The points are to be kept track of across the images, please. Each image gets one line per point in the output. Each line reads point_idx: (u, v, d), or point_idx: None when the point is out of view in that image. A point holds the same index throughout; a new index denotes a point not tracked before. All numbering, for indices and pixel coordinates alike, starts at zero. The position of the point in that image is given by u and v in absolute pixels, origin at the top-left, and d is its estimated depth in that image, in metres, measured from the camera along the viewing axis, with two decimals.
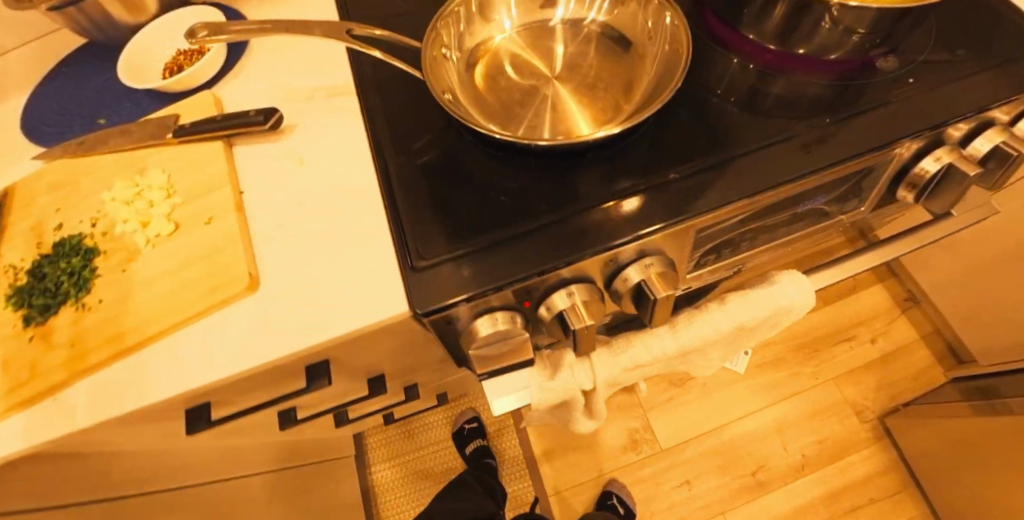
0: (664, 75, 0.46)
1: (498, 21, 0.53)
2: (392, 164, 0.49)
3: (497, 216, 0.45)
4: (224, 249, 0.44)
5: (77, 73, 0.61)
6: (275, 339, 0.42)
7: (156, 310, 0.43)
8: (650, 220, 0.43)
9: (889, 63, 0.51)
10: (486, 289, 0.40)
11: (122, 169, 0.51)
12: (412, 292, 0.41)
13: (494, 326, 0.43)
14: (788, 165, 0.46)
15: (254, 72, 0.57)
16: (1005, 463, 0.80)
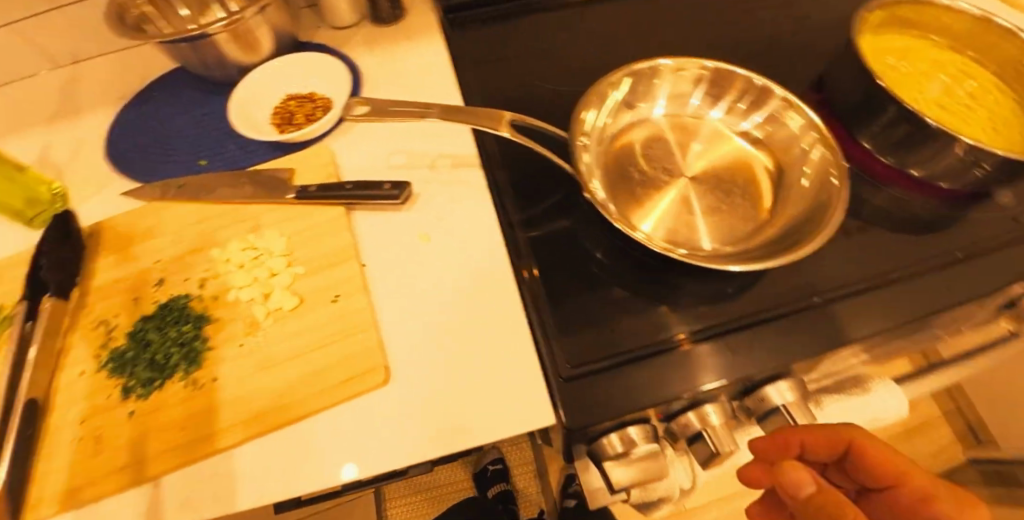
0: (814, 195, 0.45)
1: (648, 105, 0.53)
2: (522, 248, 0.46)
3: (640, 323, 0.43)
4: (355, 334, 0.41)
5: (173, 107, 0.59)
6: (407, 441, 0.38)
7: (277, 398, 0.39)
8: (801, 347, 0.41)
9: (1007, 198, 0.51)
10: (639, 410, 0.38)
11: (233, 226, 0.48)
12: (557, 403, 0.38)
13: (625, 444, 0.39)
14: (932, 297, 0.44)
15: (370, 131, 0.55)
16: None
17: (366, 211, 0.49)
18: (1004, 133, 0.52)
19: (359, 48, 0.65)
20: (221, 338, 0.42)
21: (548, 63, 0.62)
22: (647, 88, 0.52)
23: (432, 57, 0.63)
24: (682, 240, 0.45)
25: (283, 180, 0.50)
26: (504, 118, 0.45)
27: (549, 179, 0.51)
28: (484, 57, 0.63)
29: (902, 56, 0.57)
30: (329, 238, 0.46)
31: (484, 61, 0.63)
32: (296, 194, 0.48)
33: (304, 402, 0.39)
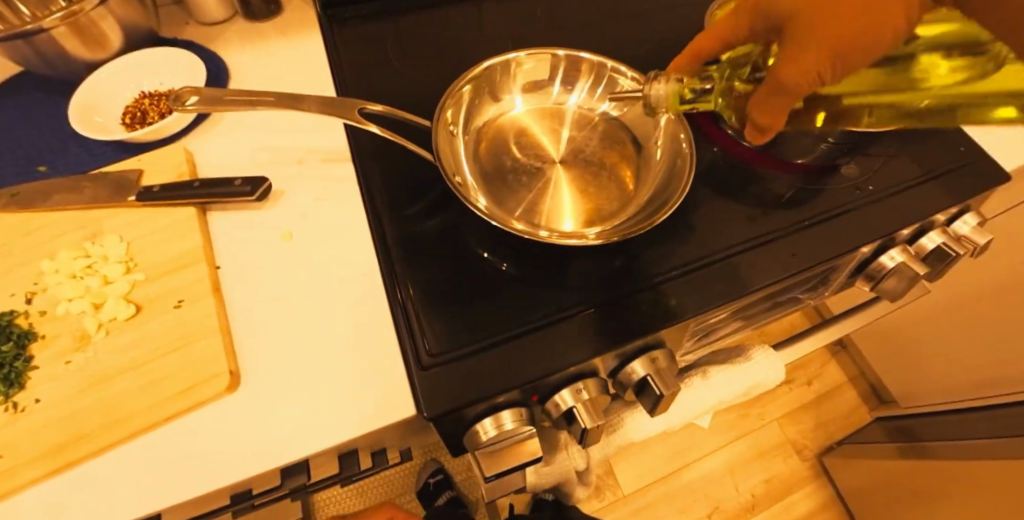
0: (669, 166, 0.50)
1: (509, 99, 0.55)
2: (385, 225, 0.47)
3: (481, 305, 0.44)
4: (199, 340, 0.39)
5: (7, 104, 0.52)
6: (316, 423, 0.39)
7: (108, 415, 0.37)
8: (580, 380, 0.44)
9: (853, 170, 0.57)
10: (708, 308, 0.46)
11: (68, 232, 0.44)
12: (550, 343, 0.43)
13: (590, 417, 0.44)
14: (773, 269, 0.50)
15: (226, 127, 0.51)
16: (944, 497, 0.84)
17: (224, 210, 0.47)
18: None
19: (229, 41, 0.59)
20: (49, 355, 0.39)
21: (437, 57, 0.60)
22: (510, 78, 0.54)
23: (312, 52, 0.60)
24: (567, 233, 0.46)
25: (134, 176, 0.46)
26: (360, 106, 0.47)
27: (421, 189, 0.50)
28: (366, 53, 0.59)
29: None
30: (171, 241, 0.44)
31: (357, 51, 0.60)
32: (136, 196, 0.44)
33: (143, 415, 0.37)
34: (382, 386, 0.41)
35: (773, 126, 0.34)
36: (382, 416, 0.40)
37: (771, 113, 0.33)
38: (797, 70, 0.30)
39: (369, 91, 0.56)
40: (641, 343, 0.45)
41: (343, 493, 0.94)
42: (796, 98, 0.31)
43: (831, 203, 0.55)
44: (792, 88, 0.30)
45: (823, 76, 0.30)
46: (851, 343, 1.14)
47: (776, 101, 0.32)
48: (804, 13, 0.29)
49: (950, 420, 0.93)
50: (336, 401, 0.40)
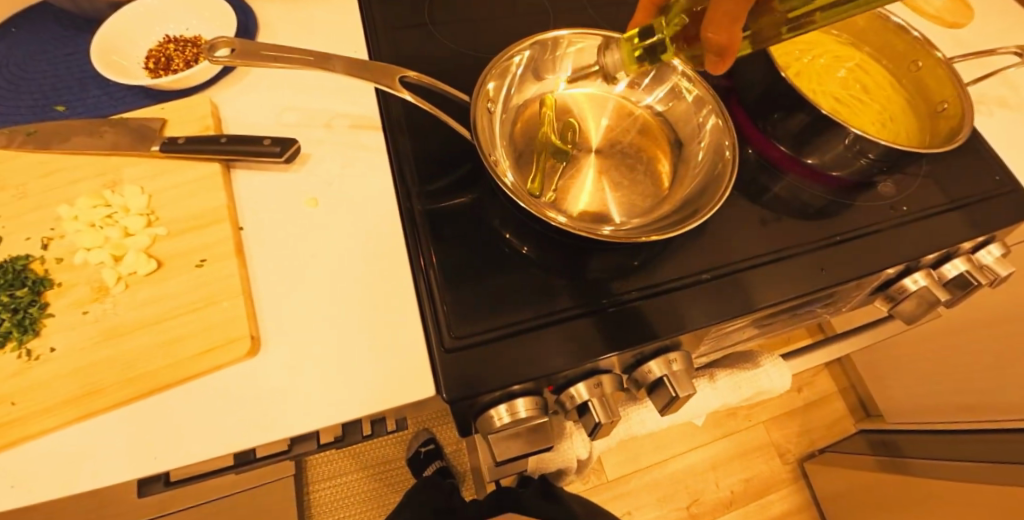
0: (709, 168, 0.48)
1: (552, 80, 0.53)
2: (414, 200, 0.46)
3: (507, 291, 0.44)
4: (218, 303, 0.38)
5: (27, 35, 0.49)
6: (332, 398, 0.38)
7: (124, 370, 0.36)
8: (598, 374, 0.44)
9: (887, 189, 0.56)
10: (732, 317, 0.46)
11: (87, 178, 0.42)
12: (573, 337, 0.42)
13: (606, 413, 0.43)
14: (797, 282, 0.49)
15: (255, 82, 0.49)
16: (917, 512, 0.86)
17: (249, 169, 0.45)
18: (893, 129, 0.56)
19: None
20: (65, 304, 0.38)
21: (476, 28, 0.58)
22: (559, 55, 0.52)
23: (345, 10, 0.57)
24: (583, 225, 0.45)
25: (158, 125, 0.45)
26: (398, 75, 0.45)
27: (453, 166, 0.48)
28: (401, 16, 0.57)
29: (810, 48, 0.60)
30: (196, 198, 0.42)
31: (392, 13, 0.57)
32: (160, 146, 0.43)
33: (159, 374, 0.36)
34: (403, 365, 0.40)
35: (731, 44, 0.36)
36: (400, 394, 0.39)
37: (726, 26, 0.36)
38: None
39: (403, 58, 0.54)
40: (663, 344, 0.45)
41: (334, 454, 0.96)
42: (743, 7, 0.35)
43: (861, 220, 0.55)
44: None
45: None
46: (848, 357, 1.15)
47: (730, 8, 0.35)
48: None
49: (933, 440, 0.95)
50: (354, 376, 0.39)
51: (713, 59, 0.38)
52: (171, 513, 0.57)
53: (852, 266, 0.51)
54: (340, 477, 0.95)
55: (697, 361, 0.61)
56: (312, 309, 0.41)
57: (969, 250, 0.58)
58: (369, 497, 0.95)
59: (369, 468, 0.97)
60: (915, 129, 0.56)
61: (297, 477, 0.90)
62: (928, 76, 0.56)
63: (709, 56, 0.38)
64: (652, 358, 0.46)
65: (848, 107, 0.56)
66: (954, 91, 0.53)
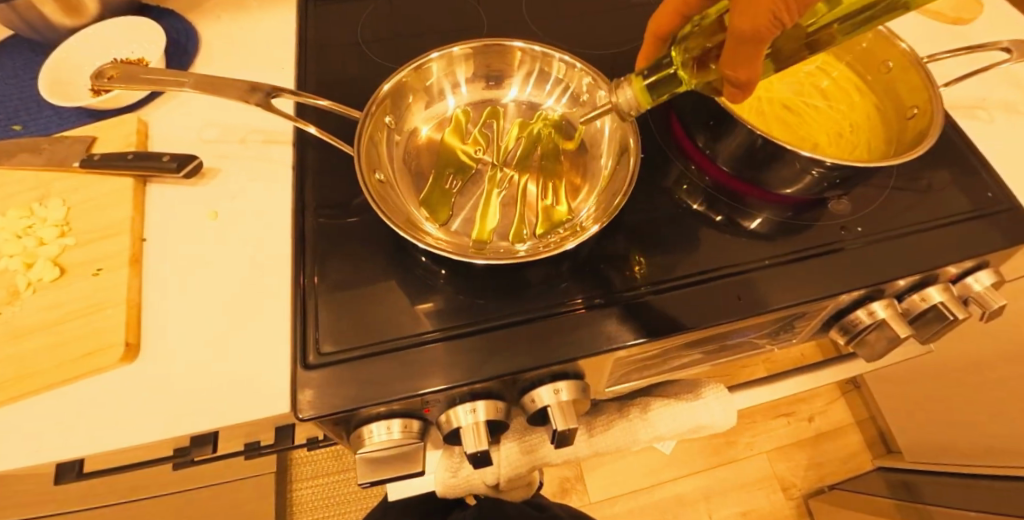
0: (611, 181, 0.46)
1: (443, 100, 0.52)
2: (310, 214, 0.47)
3: (388, 307, 0.43)
4: (103, 310, 0.41)
5: (4, 64, 0.55)
6: (202, 404, 0.40)
7: (20, 368, 0.40)
8: (477, 395, 0.42)
9: (842, 207, 0.51)
10: (631, 344, 0.42)
11: (24, 192, 0.47)
12: (450, 356, 0.41)
13: (479, 439, 0.41)
14: (716, 309, 0.45)
15: (181, 101, 0.53)
16: None
17: (162, 184, 0.48)
18: (853, 141, 0.50)
19: (207, 11, 0.60)
20: None
21: (406, 42, 0.59)
22: (436, 80, 0.51)
23: (283, 30, 0.60)
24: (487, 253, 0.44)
25: (85, 143, 0.48)
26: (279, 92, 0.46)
27: (355, 181, 0.49)
28: (334, 34, 0.59)
29: None
30: (108, 210, 0.45)
31: (326, 31, 0.59)
32: (80, 162, 0.46)
33: (47, 374, 0.40)
34: (275, 375, 0.41)
35: (753, 80, 0.34)
36: (266, 404, 0.40)
37: (742, 65, 0.32)
38: (748, 18, 0.30)
39: (327, 74, 0.56)
40: (549, 372, 0.42)
41: (316, 453, 1.00)
42: (763, 46, 0.31)
43: (810, 242, 0.49)
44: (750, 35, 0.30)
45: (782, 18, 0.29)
46: (867, 384, 1.04)
47: (746, 51, 0.31)
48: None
49: (961, 486, 0.83)
50: (226, 385, 0.40)
51: (732, 91, 0.35)
52: (118, 499, 0.61)
53: (792, 292, 0.46)
54: (320, 478, 0.99)
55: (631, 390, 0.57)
56: (198, 318, 0.43)
57: (952, 277, 0.50)
58: (345, 498, 0.98)
59: (346, 469, 1.00)
60: (880, 138, 0.50)
61: (278, 475, 0.95)
62: (900, 79, 0.50)
63: (730, 90, 0.35)
64: (540, 384, 0.43)
65: (798, 119, 0.50)
66: (926, 97, 0.47)
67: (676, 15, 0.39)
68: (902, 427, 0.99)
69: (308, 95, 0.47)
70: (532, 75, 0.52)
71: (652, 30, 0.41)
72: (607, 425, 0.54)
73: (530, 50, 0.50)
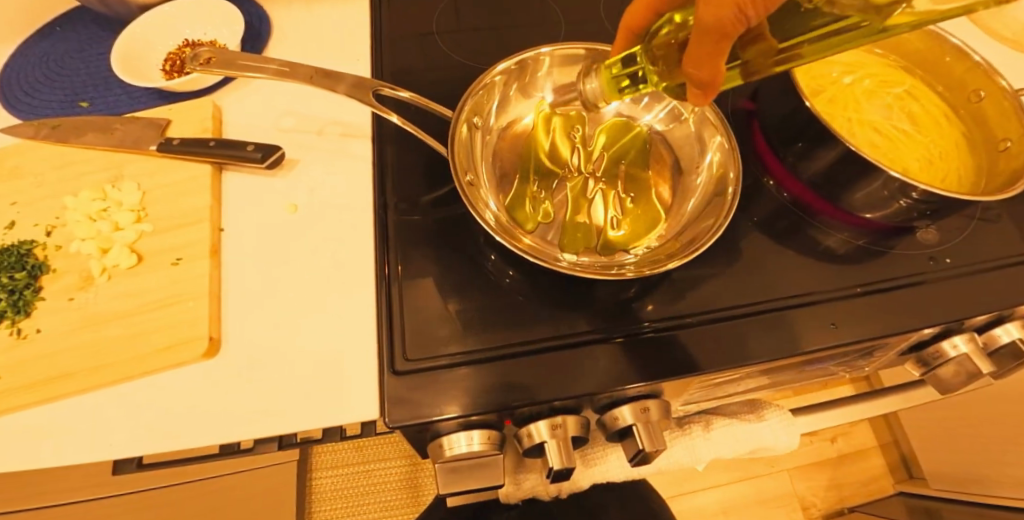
0: (705, 198, 0.46)
1: (539, 97, 0.51)
2: (392, 213, 0.46)
3: (474, 314, 0.42)
4: (184, 302, 0.40)
5: (71, 37, 0.54)
6: (284, 405, 0.38)
7: (96, 358, 0.38)
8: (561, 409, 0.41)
9: (928, 238, 0.50)
10: (721, 367, 0.42)
11: (95, 172, 0.45)
12: (539, 369, 0.40)
13: (563, 457, 0.40)
14: (803, 335, 0.44)
15: (256, 87, 0.51)
16: None
17: (239, 171, 0.46)
18: (944, 169, 0.49)
19: None
20: (55, 289, 0.41)
21: (482, 39, 0.57)
22: (537, 77, 0.51)
23: (355, 19, 0.58)
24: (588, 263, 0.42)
25: (159, 126, 0.47)
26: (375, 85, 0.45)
27: (436, 182, 0.48)
28: (409, 26, 0.57)
29: (852, 67, 0.54)
30: (184, 198, 0.44)
31: (400, 22, 0.58)
32: (158, 145, 0.45)
33: (124, 366, 0.38)
34: (358, 379, 0.40)
35: (714, 80, 0.33)
36: (350, 409, 0.39)
37: (706, 63, 0.31)
38: (713, 9, 0.29)
39: (403, 68, 0.54)
40: (637, 390, 0.41)
41: (338, 445, 0.98)
42: (726, 42, 0.30)
43: (894, 271, 0.49)
44: (712, 26, 0.29)
45: (745, 11, 0.29)
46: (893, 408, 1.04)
47: (709, 48, 0.31)
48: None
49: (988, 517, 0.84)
50: (308, 386, 0.39)
51: (696, 92, 0.34)
52: (156, 489, 0.60)
53: (877, 322, 0.45)
54: (341, 468, 0.98)
55: (692, 406, 0.56)
56: (278, 314, 0.42)
57: None
58: (365, 492, 0.96)
59: (366, 464, 0.99)
60: (973, 170, 0.49)
61: (301, 463, 0.93)
62: (992, 109, 0.49)
63: (691, 88, 0.34)
64: (626, 402, 0.43)
65: (889, 141, 0.49)
66: (1023, 129, 0.47)
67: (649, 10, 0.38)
68: (925, 453, 0.99)
69: (392, 86, 0.46)
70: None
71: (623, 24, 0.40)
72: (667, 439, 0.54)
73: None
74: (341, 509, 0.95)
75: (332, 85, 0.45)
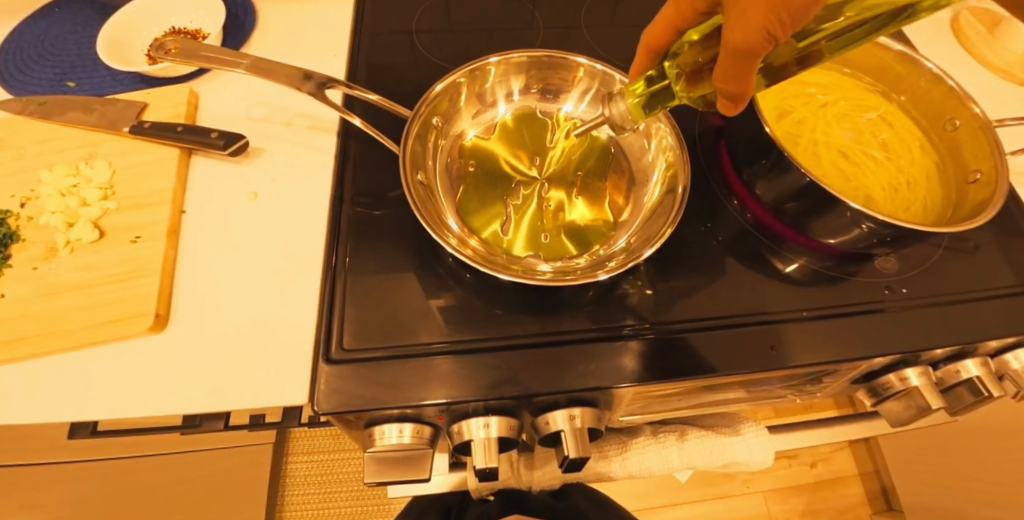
0: (655, 211, 0.46)
1: (495, 105, 0.53)
2: (347, 207, 0.47)
3: (416, 309, 0.43)
4: (138, 278, 0.42)
5: (68, 19, 0.56)
6: (220, 383, 0.40)
7: (51, 325, 0.40)
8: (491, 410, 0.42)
9: (887, 266, 0.49)
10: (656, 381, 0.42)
11: (72, 149, 0.48)
12: (469, 369, 0.41)
13: (488, 458, 0.41)
14: (744, 354, 0.44)
15: (234, 77, 0.53)
16: None
17: (207, 157, 0.48)
18: (910, 197, 0.48)
19: None
20: (21, 257, 0.43)
21: (459, 41, 0.58)
22: (490, 85, 0.52)
23: (339, 15, 0.60)
24: (527, 266, 0.43)
25: (136, 108, 0.49)
26: (338, 84, 0.46)
27: (395, 178, 0.49)
28: (390, 24, 0.59)
29: (825, 89, 0.53)
30: (151, 179, 0.46)
31: (382, 19, 0.59)
32: (131, 127, 0.47)
33: (75, 334, 0.40)
34: (293, 366, 0.41)
35: (742, 92, 0.33)
36: (283, 393, 0.40)
37: (732, 79, 0.32)
38: (741, 30, 0.29)
39: (379, 65, 0.55)
40: (568, 397, 0.42)
41: (316, 431, 1.01)
42: (756, 61, 0.30)
43: (849, 298, 0.48)
44: (739, 47, 0.30)
45: (774, 33, 0.29)
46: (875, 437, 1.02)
47: (739, 64, 0.31)
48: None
49: None
50: (246, 365, 0.41)
51: (725, 103, 0.34)
52: (123, 456, 0.62)
53: (825, 347, 0.45)
54: (316, 453, 1.00)
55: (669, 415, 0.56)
56: (227, 295, 0.43)
57: (991, 352, 0.49)
58: (338, 479, 0.99)
59: (341, 452, 1.00)
60: (938, 199, 0.48)
61: (277, 446, 0.96)
62: (964, 138, 0.48)
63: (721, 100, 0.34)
64: (558, 408, 0.43)
65: (853, 167, 0.49)
66: (991, 161, 0.45)
67: (668, 28, 0.37)
68: (905, 485, 0.97)
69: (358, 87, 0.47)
70: (589, 92, 0.52)
71: (645, 41, 0.39)
72: (639, 449, 0.53)
73: (592, 67, 0.51)
74: (313, 494, 0.97)
75: (299, 81, 0.46)
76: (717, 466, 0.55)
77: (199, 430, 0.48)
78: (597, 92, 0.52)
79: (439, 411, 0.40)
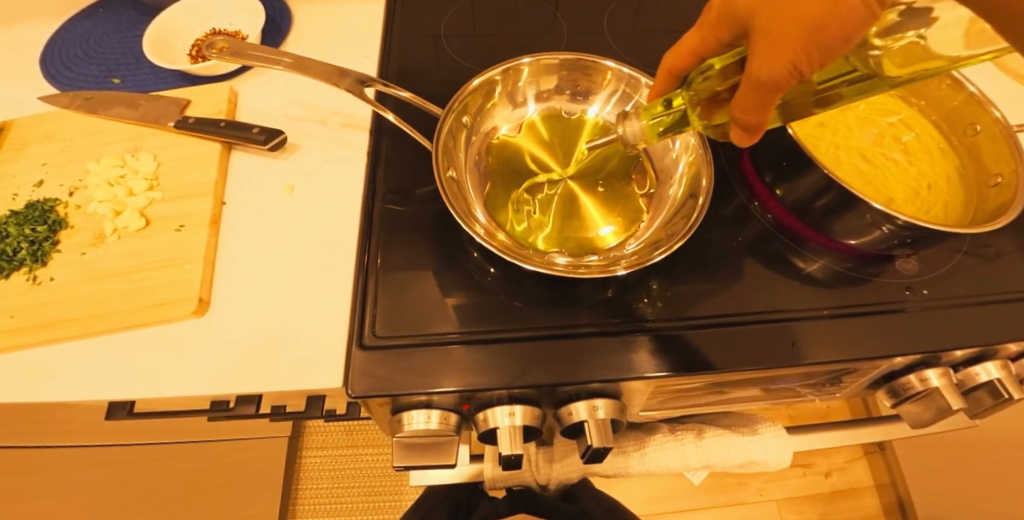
0: (678, 210, 0.47)
1: (524, 105, 0.54)
2: (379, 202, 0.49)
3: (445, 299, 0.45)
4: (181, 265, 0.44)
5: (113, 20, 0.59)
6: (257, 366, 0.41)
7: (99, 307, 0.42)
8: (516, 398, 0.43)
9: (909, 267, 0.50)
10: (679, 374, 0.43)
11: (118, 143, 0.50)
12: (496, 359, 0.42)
13: (512, 445, 0.42)
14: (765, 350, 0.45)
15: (271, 77, 0.55)
16: None
17: (247, 152, 0.50)
18: (932, 200, 0.49)
19: None
20: (69, 243, 0.45)
21: (487, 45, 0.60)
22: (522, 85, 0.54)
23: (371, 19, 0.62)
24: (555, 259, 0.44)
25: (180, 105, 0.51)
26: (376, 82, 0.48)
27: (424, 175, 0.50)
28: (420, 28, 0.61)
29: None
30: (193, 172, 0.48)
31: (412, 23, 0.61)
32: (176, 122, 0.49)
33: (121, 316, 0.42)
34: (325, 352, 0.42)
35: (760, 124, 0.33)
36: (317, 377, 0.41)
37: (752, 110, 0.32)
38: (767, 65, 0.30)
39: (408, 66, 0.57)
40: (591, 388, 0.43)
41: (331, 426, 1.02)
42: (778, 95, 0.31)
43: (869, 298, 0.49)
44: (762, 80, 0.30)
45: (799, 69, 0.30)
46: (892, 447, 1.01)
47: (762, 97, 0.31)
48: (767, 18, 0.30)
49: None
50: (282, 350, 0.42)
51: (741, 134, 0.35)
52: (151, 443, 0.64)
53: (845, 346, 0.45)
54: (330, 448, 1.01)
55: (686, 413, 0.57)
56: (265, 283, 0.45)
57: (1012, 356, 0.49)
58: (351, 475, 1.00)
59: (355, 448, 1.02)
60: (960, 201, 0.49)
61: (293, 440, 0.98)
62: (985, 143, 0.49)
63: (737, 131, 0.35)
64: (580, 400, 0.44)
65: (875, 169, 0.50)
66: (1012, 165, 0.46)
67: (691, 54, 0.38)
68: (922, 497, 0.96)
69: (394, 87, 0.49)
70: (615, 94, 0.54)
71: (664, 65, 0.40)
72: (657, 445, 0.54)
73: (619, 71, 0.52)
74: (326, 489, 0.99)
75: (340, 79, 0.48)
76: (735, 465, 0.55)
77: (230, 415, 0.49)
78: (623, 95, 0.53)
79: (466, 398, 0.41)
